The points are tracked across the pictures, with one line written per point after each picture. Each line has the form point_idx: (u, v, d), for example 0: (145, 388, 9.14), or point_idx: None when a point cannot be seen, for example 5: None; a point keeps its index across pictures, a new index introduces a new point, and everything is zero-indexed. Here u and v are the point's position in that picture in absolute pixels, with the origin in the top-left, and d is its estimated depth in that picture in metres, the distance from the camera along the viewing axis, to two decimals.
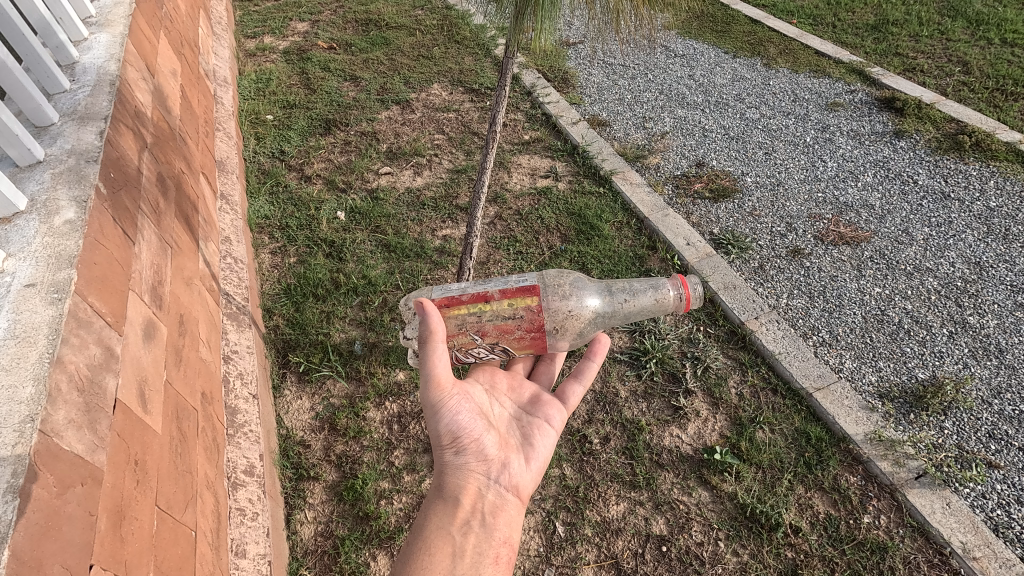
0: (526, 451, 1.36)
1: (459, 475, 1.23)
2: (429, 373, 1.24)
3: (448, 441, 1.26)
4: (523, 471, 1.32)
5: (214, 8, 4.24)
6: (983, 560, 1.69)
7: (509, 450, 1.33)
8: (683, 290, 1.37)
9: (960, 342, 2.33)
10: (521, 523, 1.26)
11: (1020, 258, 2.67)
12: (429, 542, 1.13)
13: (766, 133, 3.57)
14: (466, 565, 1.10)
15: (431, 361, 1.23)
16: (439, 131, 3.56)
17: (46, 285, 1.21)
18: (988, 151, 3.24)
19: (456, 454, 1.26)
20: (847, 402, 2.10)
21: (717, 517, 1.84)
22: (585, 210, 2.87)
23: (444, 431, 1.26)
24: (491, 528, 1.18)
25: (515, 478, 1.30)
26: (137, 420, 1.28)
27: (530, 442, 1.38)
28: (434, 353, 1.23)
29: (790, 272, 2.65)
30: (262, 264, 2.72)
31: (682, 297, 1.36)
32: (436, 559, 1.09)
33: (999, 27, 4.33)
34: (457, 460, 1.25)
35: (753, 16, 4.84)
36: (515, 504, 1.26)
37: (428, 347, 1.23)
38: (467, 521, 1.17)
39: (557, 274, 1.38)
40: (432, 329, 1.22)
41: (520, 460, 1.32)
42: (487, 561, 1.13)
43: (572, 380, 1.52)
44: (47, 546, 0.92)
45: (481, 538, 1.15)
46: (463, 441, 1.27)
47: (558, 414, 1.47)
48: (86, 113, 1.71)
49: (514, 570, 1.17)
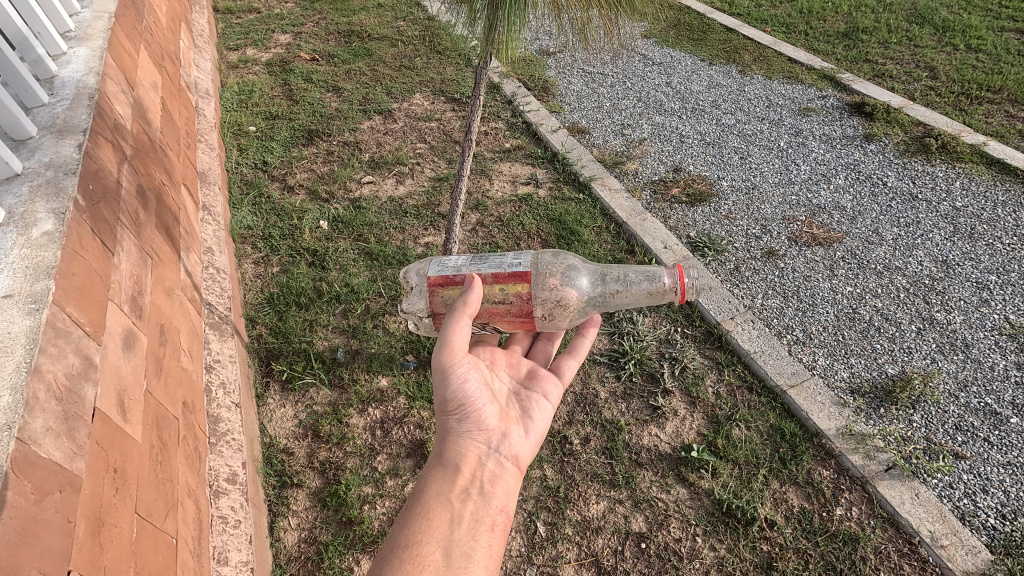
0: (525, 423, 1.43)
1: (462, 442, 1.27)
2: (447, 339, 1.28)
3: (454, 407, 1.31)
4: (522, 442, 1.38)
5: (196, 21, 4.27)
6: (950, 548, 1.75)
7: (510, 421, 1.39)
8: (680, 285, 1.35)
9: (928, 338, 2.40)
10: (516, 492, 1.31)
11: (985, 255, 2.76)
12: (428, 506, 1.16)
13: (742, 138, 3.65)
14: (462, 531, 1.14)
15: (452, 327, 1.28)
16: (421, 140, 3.61)
17: (24, 296, 1.22)
18: (954, 153, 3.35)
19: (460, 421, 1.30)
20: (820, 398, 2.15)
21: (694, 513, 1.87)
22: (564, 215, 2.92)
23: (451, 398, 1.30)
24: (489, 495, 1.22)
25: (515, 448, 1.36)
26: (117, 428, 1.29)
27: (529, 415, 1.45)
28: (457, 321, 1.28)
29: (764, 272, 2.72)
30: (245, 274, 2.73)
31: (679, 291, 1.35)
32: (434, 524, 1.13)
33: (964, 33, 4.48)
34: (460, 427, 1.30)
35: (728, 24, 4.96)
36: (512, 472, 1.32)
37: (455, 315, 1.28)
38: (466, 488, 1.21)
39: (552, 256, 1.40)
40: (465, 301, 1.29)
41: (520, 432, 1.39)
42: (483, 527, 1.17)
43: (567, 356, 1.61)
44: (24, 552, 0.93)
45: (479, 506, 1.19)
46: (470, 409, 1.32)
47: (555, 389, 1.55)
48: (65, 127, 1.73)
49: (509, 537, 1.22)
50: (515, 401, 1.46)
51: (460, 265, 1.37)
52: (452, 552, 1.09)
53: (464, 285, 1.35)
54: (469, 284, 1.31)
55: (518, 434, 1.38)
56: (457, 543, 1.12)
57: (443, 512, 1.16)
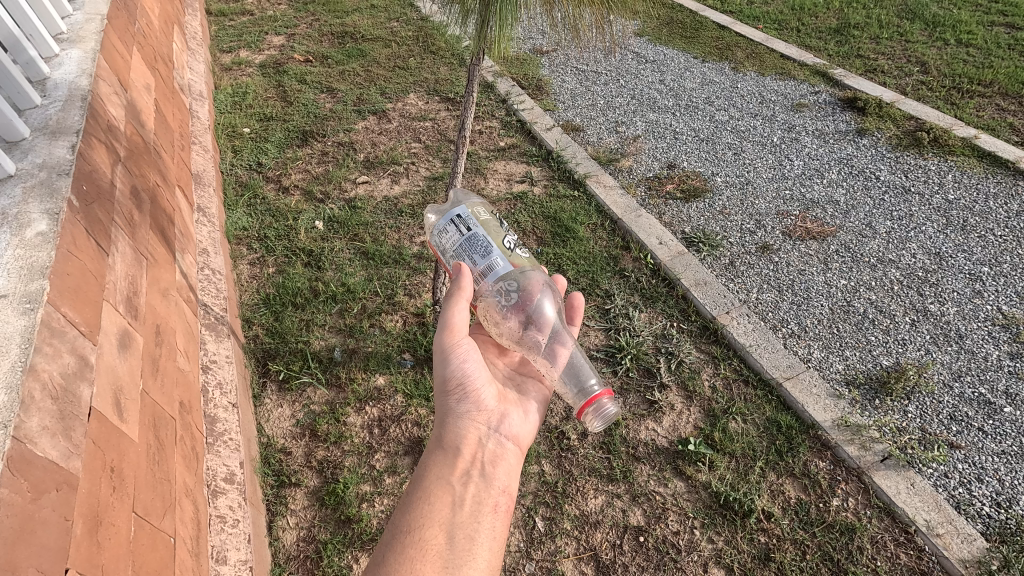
0: (524, 405, 1.44)
1: (462, 423, 1.27)
2: (444, 321, 1.31)
3: (454, 387, 1.31)
4: (521, 425, 1.40)
5: (189, 24, 4.27)
6: (946, 537, 1.76)
7: (509, 404, 1.39)
8: (590, 413, 1.39)
9: (923, 329, 2.41)
10: (518, 472, 1.31)
11: (977, 247, 2.78)
12: (429, 491, 1.16)
13: (735, 134, 3.67)
14: (465, 514, 1.13)
15: (450, 311, 1.30)
16: (416, 140, 3.61)
17: (18, 296, 1.22)
18: (946, 147, 3.37)
19: (460, 401, 1.30)
20: (815, 390, 2.16)
21: (692, 506, 1.88)
22: (559, 213, 2.93)
23: (451, 378, 1.31)
24: (491, 477, 1.22)
25: (514, 430, 1.36)
26: (113, 427, 1.29)
27: (525, 399, 1.46)
28: (455, 306, 1.30)
29: (759, 267, 2.73)
30: (241, 275, 2.73)
31: (583, 414, 1.40)
32: (436, 508, 1.13)
33: (954, 28, 4.50)
34: (461, 408, 1.29)
35: (720, 21, 4.98)
36: (513, 452, 1.32)
37: (451, 300, 1.30)
38: (467, 471, 1.21)
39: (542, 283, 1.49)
40: (460, 286, 1.30)
41: (518, 414, 1.40)
42: (486, 509, 1.17)
43: None
44: (20, 549, 0.93)
45: (482, 489, 1.19)
46: (470, 389, 1.32)
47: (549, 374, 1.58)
48: (57, 128, 1.73)
49: (513, 517, 1.22)
50: (512, 386, 1.48)
51: (448, 247, 1.37)
52: (454, 535, 1.09)
53: (454, 273, 1.35)
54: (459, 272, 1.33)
55: (517, 415, 1.39)
56: (459, 526, 1.11)
57: (444, 496, 1.15)
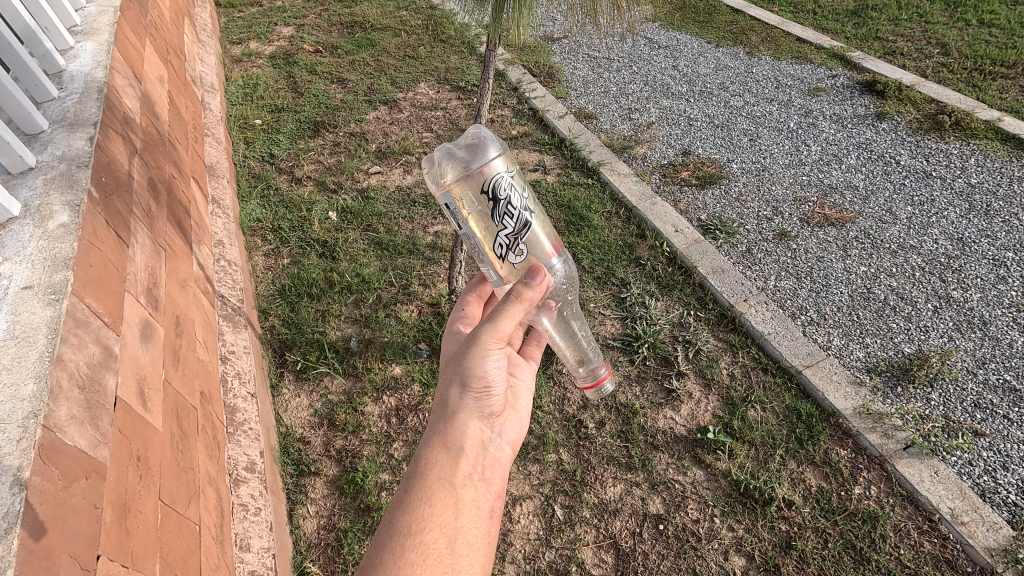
0: (517, 408, 1.39)
1: (471, 423, 1.20)
2: (495, 321, 1.22)
3: (473, 387, 1.23)
4: (513, 426, 1.34)
5: (199, 15, 4.26)
6: (971, 525, 1.74)
7: (507, 407, 1.34)
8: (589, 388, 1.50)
9: (945, 316, 2.38)
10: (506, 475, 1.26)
11: (1002, 232, 2.73)
12: (432, 490, 1.07)
13: (751, 119, 3.61)
14: (465, 519, 1.07)
15: (505, 315, 1.21)
16: (428, 130, 3.59)
17: (43, 287, 1.23)
18: (968, 130, 3.30)
19: (475, 402, 1.23)
20: (835, 377, 2.14)
21: (712, 494, 1.87)
22: (574, 202, 2.91)
23: (474, 377, 1.23)
24: (488, 481, 1.16)
25: (508, 434, 1.31)
26: (138, 417, 1.30)
27: (518, 396, 1.42)
28: (512, 313, 1.21)
29: (777, 254, 2.69)
30: (255, 266, 2.73)
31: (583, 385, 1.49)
32: (437, 510, 1.05)
33: (976, 8, 4.40)
34: (474, 408, 1.22)
35: (734, 5, 4.89)
36: (506, 455, 1.27)
37: (512, 305, 1.20)
38: (469, 474, 1.13)
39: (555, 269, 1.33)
40: (529, 298, 1.21)
41: (513, 415, 1.35)
42: (483, 514, 1.11)
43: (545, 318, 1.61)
44: (54, 536, 0.94)
45: (481, 493, 1.12)
46: (485, 391, 1.25)
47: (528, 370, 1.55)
48: (75, 120, 1.73)
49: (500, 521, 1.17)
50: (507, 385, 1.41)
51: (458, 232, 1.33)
52: (455, 541, 1.03)
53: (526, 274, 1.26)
54: (535, 278, 1.24)
55: (512, 418, 1.35)
56: (460, 532, 1.05)
57: (446, 497, 1.07)
